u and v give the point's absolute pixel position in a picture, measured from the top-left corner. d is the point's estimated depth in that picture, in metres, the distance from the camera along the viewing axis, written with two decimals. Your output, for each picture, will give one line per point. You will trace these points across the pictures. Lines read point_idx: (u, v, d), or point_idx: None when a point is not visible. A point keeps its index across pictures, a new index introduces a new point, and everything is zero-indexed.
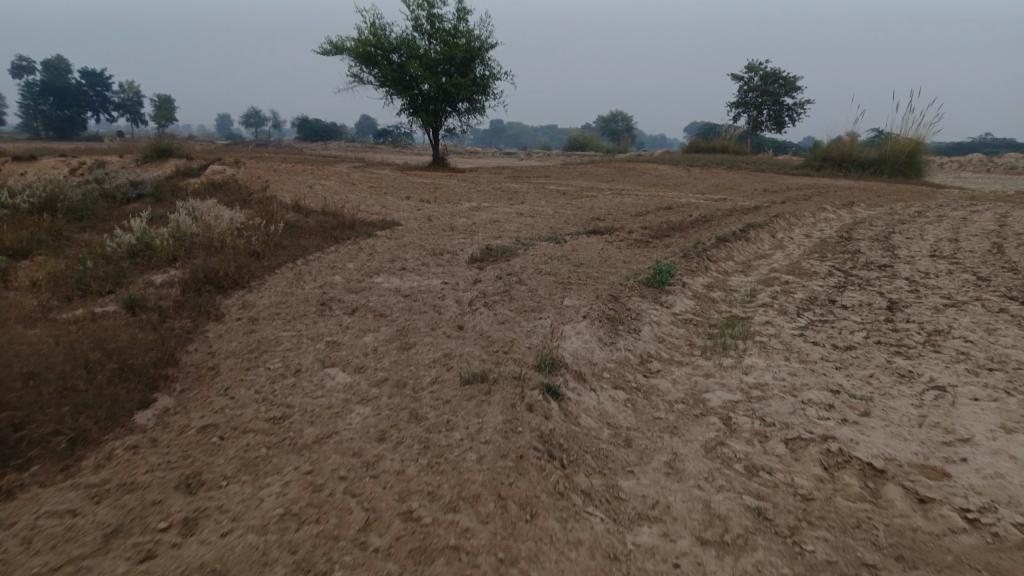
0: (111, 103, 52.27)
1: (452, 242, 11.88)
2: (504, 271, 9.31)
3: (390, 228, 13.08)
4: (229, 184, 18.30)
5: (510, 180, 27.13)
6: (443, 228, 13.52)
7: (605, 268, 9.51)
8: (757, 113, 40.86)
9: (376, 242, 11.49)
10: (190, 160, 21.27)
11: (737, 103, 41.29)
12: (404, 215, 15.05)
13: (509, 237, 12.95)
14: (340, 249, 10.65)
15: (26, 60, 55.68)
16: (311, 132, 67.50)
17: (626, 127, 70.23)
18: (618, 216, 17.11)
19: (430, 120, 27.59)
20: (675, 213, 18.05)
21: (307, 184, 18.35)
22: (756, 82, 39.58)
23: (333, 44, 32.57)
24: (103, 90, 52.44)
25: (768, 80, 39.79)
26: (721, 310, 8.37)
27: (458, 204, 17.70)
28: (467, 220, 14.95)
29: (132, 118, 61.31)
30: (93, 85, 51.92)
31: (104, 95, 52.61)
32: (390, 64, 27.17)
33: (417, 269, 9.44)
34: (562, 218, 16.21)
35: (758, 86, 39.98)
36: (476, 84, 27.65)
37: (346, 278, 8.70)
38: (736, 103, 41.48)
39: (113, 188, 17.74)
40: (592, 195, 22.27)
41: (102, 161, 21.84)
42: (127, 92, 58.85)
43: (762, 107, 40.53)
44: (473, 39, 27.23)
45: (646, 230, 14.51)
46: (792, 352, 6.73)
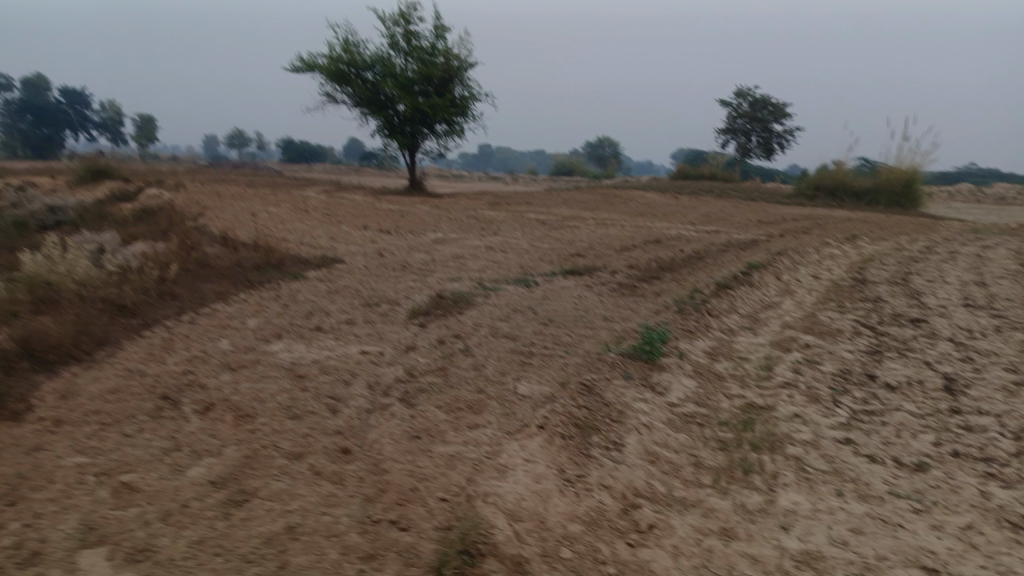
0: (90, 121, 50.22)
1: (395, 287, 9.72)
2: (449, 334, 7.16)
3: (327, 266, 10.91)
4: (160, 210, 16.05)
5: (487, 207, 25.10)
6: (393, 267, 11.38)
7: (579, 330, 7.37)
8: (746, 139, 39.26)
9: (301, 287, 9.32)
10: (129, 182, 19.04)
11: (725, 129, 39.72)
12: (352, 249, 12.93)
13: (468, 279, 10.82)
14: (249, 298, 8.45)
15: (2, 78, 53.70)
16: (294, 154, 65.43)
17: (613, 152, 68.65)
18: (601, 251, 15.06)
19: (403, 143, 25.53)
20: (665, 248, 16.04)
21: (251, 211, 16.14)
22: (745, 108, 38.07)
23: (304, 62, 30.66)
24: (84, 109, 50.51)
25: (757, 106, 38.22)
26: (732, 395, 6.24)
27: (421, 235, 15.57)
28: (424, 256, 12.83)
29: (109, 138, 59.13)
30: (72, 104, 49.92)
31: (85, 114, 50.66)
32: (361, 82, 25.15)
33: (335, 328, 7.26)
34: (537, 253, 14.13)
35: (748, 112, 38.37)
36: (454, 105, 25.66)
37: (233, 344, 6.51)
38: (725, 129, 39.89)
39: (26, 212, 15.50)
40: (576, 226, 20.20)
41: (32, 182, 19.55)
42: (108, 111, 56.73)
43: (752, 133, 38.93)
44: (452, 58, 25.29)
45: (632, 270, 12.46)
46: (844, 480, 4.63)
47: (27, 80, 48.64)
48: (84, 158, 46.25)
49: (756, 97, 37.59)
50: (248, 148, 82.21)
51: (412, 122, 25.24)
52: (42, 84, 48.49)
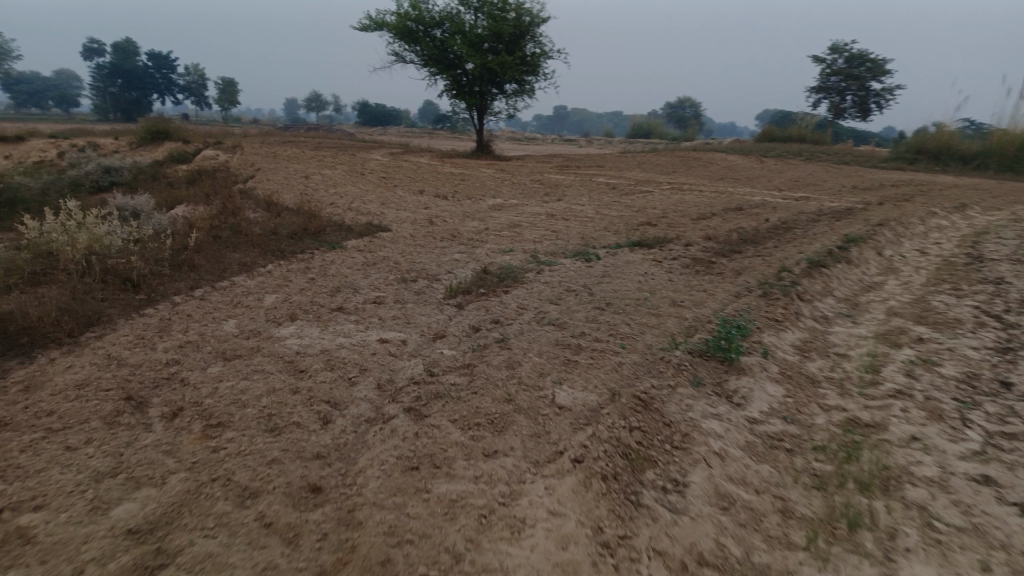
0: (176, 85, 51.11)
1: (438, 260, 8.76)
2: (485, 321, 6.14)
3: (370, 235, 10.06)
4: (214, 174, 15.58)
5: (555, 171, 23.86)
6: (441, 236, 10.44)
7: (641, 317, 6.22)
8: (839, 99, 36.33)
9: (334, 258, 8.48)
10: (189, 144, 18.74)
11: (816, 88, 36.90)
12: (402, 216, 12.06)
13: (521, 251, 9.78)
14: (273, 271, 7.66)
15: (94, 44, 55.29)
16: (370, 117, 65.36)
17: (694, 114, 65.56)
18: (675, 220, 13.70)
19: (471, 103, 24.41)
20: (747, 217, 14.51)
21: (304, 174, 15.48)
22: (839, 65, 35.14)
23: (374, 21, 29.78)
24: (171, 74, 51.46)
25: (853, 63, 35.29)
26: (828, 406, 5.00)
27: (478, 201, 14.58)
28: (477, 224, 11.84)
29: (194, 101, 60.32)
30: (160, 68, 50.91)
31: (172, 78, 51.58)
32: (430, 40, 24.07)
33: (357, 309, 6.36)
34: (603, 222, 12.92)
35: (842, 69, 35.48)
36: (524, 63, 24.31)
37: (237, 327, 5.69)
38: (816, 88, 37.04)
39: (83, 175, 15.29)
40: (648, 191, 18.76)
41: (97, 144, 19.52)
42: (193, 75, 57.79)
43: (846, 92, 35.96)
44: (524, 13, 23.84)
45: (709, 242, 11.12)
46: (990, 544, 3.40)
47: (118, 45, 49.76)
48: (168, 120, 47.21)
49: (851, 53, 34.62)
50: (326, 111, 82.73)
51: (480, 82, 24.06)
52: (132, 48, 49.48)
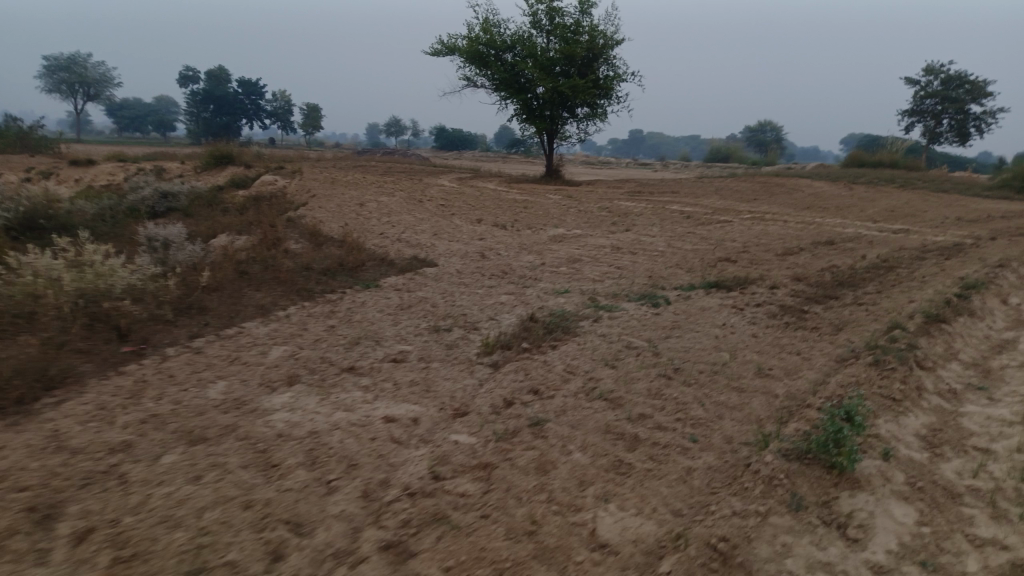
0: (263, 111, 52.50)
1: (481, 303, 7.68)
2: (522, 392, 4.99)
3: (412, 271, 9.09)
4: (268, 201, 15.04)
5: (626, 197, 22.55)
6: (491, 273, 9.38)
7: (717, 392, 4.94)
8: (935, 123, 33.71)
9: (365, 300, 7.52)
10: (250, 169, 18.40)
11: (910, 111, 34.39)
12: (453, 248, 11.09)
13: (578, 293, 8.60)
14: (291, 315, 6.73)
15: (188, 71, 57.52)
16: (445, 142, 65.48)
17: (776, 137, 62.96)
18: (758, 256, 12.24)
19: (541, 128, 23.41)
20: (841, 254, 12.90)
21: (358, 201, 14.75)
22: (935, 86, 32.61)
23: (445, 45, 29.30)
24: (257, 99, 52.84)
25: (950, 85, 32.79)
26: (982, 538, 3.60)
27: (539, 232, 13.49)
28: (534, 259, 10.73)
29: (278, 126, 61.83)
30: (248, 93, 52.37)
31: (258, 103, 53.00)
32: (501, 64, 23.24)
33: (372, 369, 5.32)
34: (676, 257, 11.60)
35: (938, 91, 32.95)
36: (597, 86, 23.18)
37: (221, 393, 4.74)
38: (910, 111, 34.52)
39: (139, 199, 15.00)
40: (728, 221, 17.24)
41: (163, 168, 19.44)
42: (279, 101, 59.27)
43: (942, 116, 33.33)
44: (599, 35, 22.77)
45: (798, 285, 9.67)
46: None
47: (209, 73, 51.52)
48: (252, 145, 48.32)
49: (949, 73, 32.09)
50: (404, 136, 83.70)
51: (551, 106, 23.04)
52: (224, 75, 51.32)
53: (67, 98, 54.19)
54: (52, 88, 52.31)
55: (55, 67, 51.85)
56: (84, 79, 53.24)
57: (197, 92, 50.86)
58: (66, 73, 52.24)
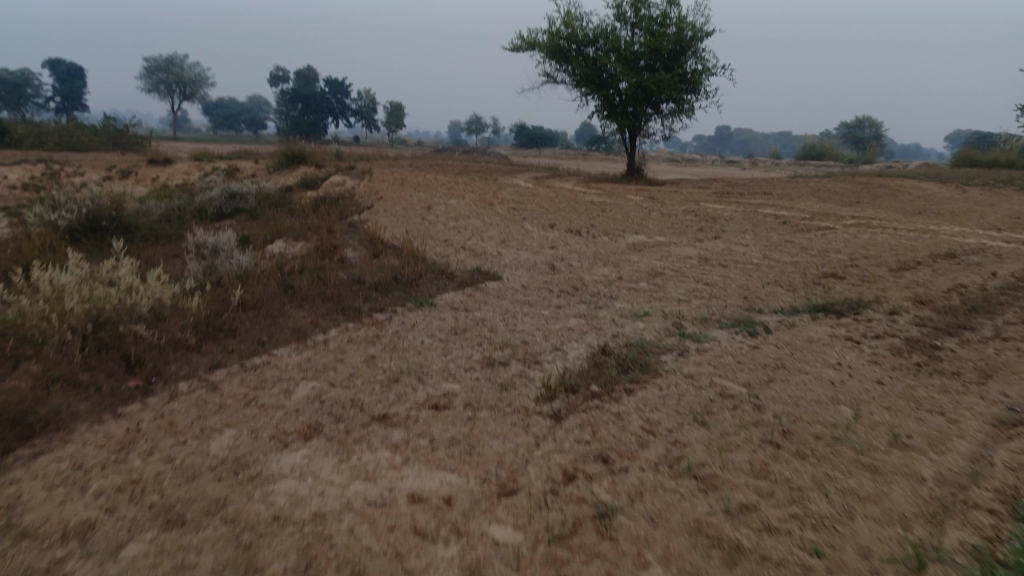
0: (349, 109, 53.21)
1: (547, 329, 6.71)
2: (586, 459, 4.00)
3: (473, 286, 8.21)
4: (335, 203, 14.51)
5: (714, 199, 21.06)
6: (561, 290, 8.40)
7: (841, 473, 3.81)
8: None
9: (416, 322, 6.67)
10: (322, 168, 18.02)
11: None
12: (521, 258, 10.18)
13: (660, 316, 7.51)
14: (330, 341, 5.96)
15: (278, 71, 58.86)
16: (526, 139, 64.69)
17: (874, 134, 59.20)
18: (866, 272, 10.78)
19: (623, 125, 22.17)
20: (964, 271, 11.26)
21: (427, 204, 14.02)
22: None
23: (525, 41, 28.39)
24: (343, 97, 53.52)
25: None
26: None
27: (617, 240, 12.39)
28: (610, 272, 9.68)
29: (362, 124, 62.53)
30: (335, 92, 53.11)
31: (344, 102, 53.68)
32: (582, 58, 22.12)
33: (408, 418, 4.43)
34: (772, 272, 10.30)
35: None
36: (684, 81, 21.74)
37: (223, 448, 3.96)
38: None
39: (208, 201, 14.74)
40: (828, 228, 15.64)
41: (238, 168, 19.34)
42: (364, 99, 59.96)
43: None
44: (687, 27, 21.35)
45: (919, 311, 8.26)
46: None
47: (298, 72, 52.52)
48: (336, 142, 48.92)
49: None
50: (485, 134, 83.52)
51: (634, 102, 21.76)
52: (313, 74, 52.27)
53: (165, 97, 56.46)
54: (153, 88, 54.65)
55: (156, 68, 54.08)
56: (182, 79, 55.35)
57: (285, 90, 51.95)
58: (166, 73, 54.46)
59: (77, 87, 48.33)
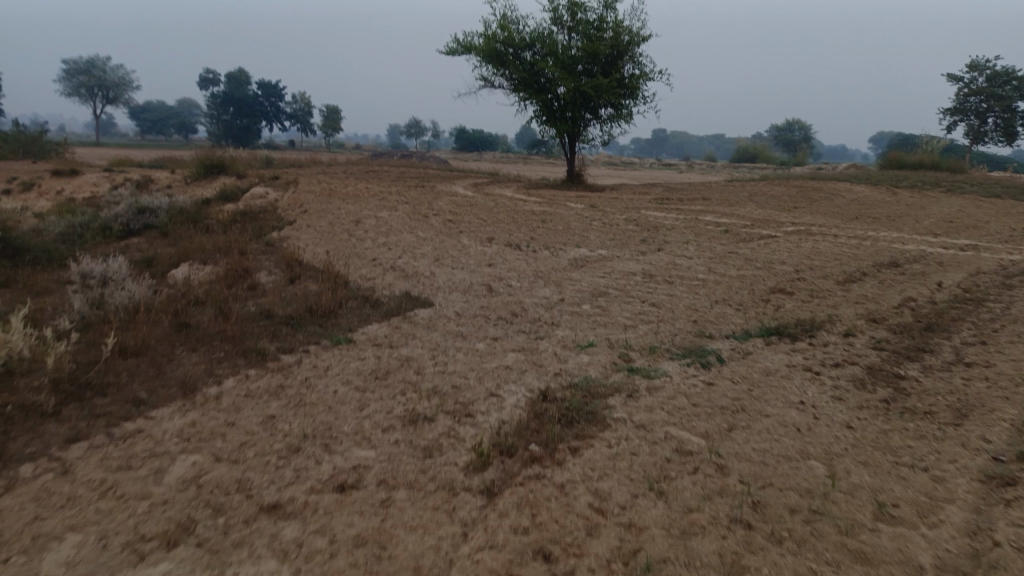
0: (284, 113, 51.40)
1: (481, 367, 5.94)
2: (524, 559, 3.25)
3: (399, 316, 7.38)
4: (255, 218, 13.42)
5: (655, 206, 20.69)
6: (498, 317, 7.66)
7: (827, 569, 3.16)
8: (978, 122, 31.36)
9: (330, 366, 5.81)
10: (244, 179, 16.82)
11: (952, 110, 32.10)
12: (455, 279, 9.40)
13: (606, 346, 6.83)
14: (224, 396, 5.06)
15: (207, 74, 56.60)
16: (466, 143, 63.85)
17: (804, 137, 60.57)
18: (814, 286, 10.38)
19: (562, 131, 21.59)
20: (909, 283, 11.01)
21: (355, 217, 13.10)
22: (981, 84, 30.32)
23: (460, 44, 27.61)
24: (277, 101, 51.71)
25: (995, 81, 30.38)
26: None
27: (558, 255, 11.74)
28: (550, 293, 8.98)
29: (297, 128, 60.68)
30: (268, 96, 51.29)
31: (277, 106, 51.88)
32: (519, 63, 21.47)
33: (305, 508, 3.61)
34: (720, 289, 9.78)
35: (983, 88, 30.61)
36: (622, 86, 21.31)
37: (57, 567, 3.08)
38: (952, 110, 32.18)
39: (114, 217, 13.47)
40: (771, 237, 15.34)
41: (152, 179, 17.93)
42: (299, 103, 58.17)
43: (987, 115, 30.96)
44: (624, 31, 20.94)
45: (874, 332, 7.82)
46: None
47: (228, 75, 50.51)
48: (269, 147, 47.05)
49: (995, 70, 29.84)
50: (424, 137, 82.38)
51: (573, 107, 21.22)
52: (244, 78, 50.35)
53: (86, 101, 53.44)
54: (72, 92, 51.63)
55: (75, 70, 51.26)
56: (104, 83, 52.50)
57: (215, 94, 49.81)
58: (87, 76, 51.62)
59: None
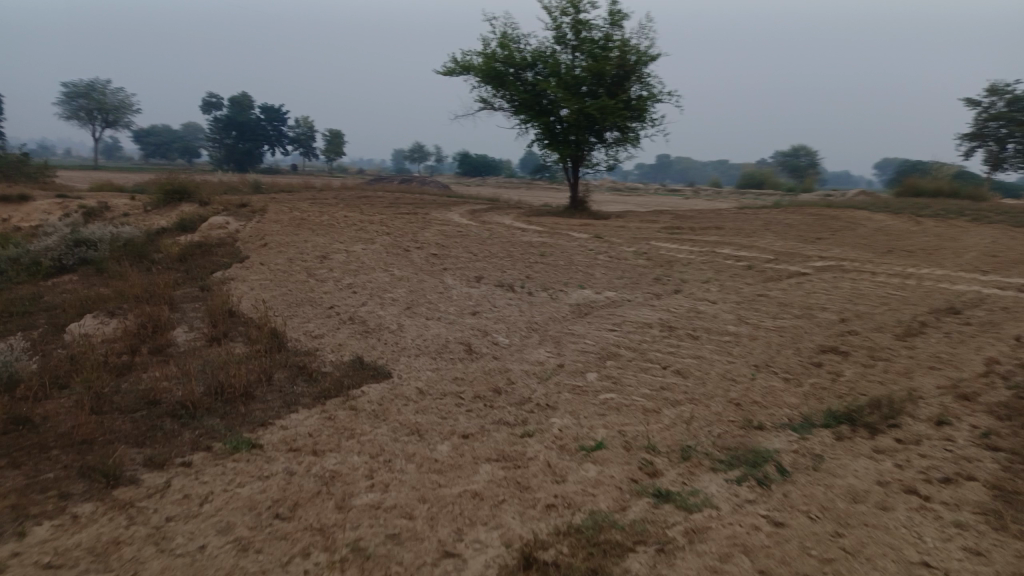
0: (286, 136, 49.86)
1: (438, 494, 4.02)
2: None
3: (340, 397, 5.46)
4: (207, 253, 11.55)
5: (665, 236, 18.82)
6: (474, 397, 5.72)
7: None
8: (998, 147, 29.49)
9: (210, 495, 3.91)
10: (207, 207, 14.99)
11: (971, 135, 30.23)
12: (426, 334, 7.49)
13: (620, 447, 4.90)
14: (11, 571, 3.16)
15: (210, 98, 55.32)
16: (468, 168, 62.27)
17: (812, 163, 58.83)
18: (871, 343, 8.45)
19: (565, 155, 19.76)
20: (981, 337, 9.04)
21: (322, 252, 11.24)
22: (1002, 107, 28.45)
23: (459, 63, 25.99)
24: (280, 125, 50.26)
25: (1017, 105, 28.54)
26: None
27: (558, 299, 9.83)
28: (546, 354, 7.05)
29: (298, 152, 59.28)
30: (270, 120, 49.78)
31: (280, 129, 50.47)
32: (519, 83, 19.76)
33: None
34: (757, 348, 7.84)
35: (1003, 112, 28.71)
36: (629, 108, 19.54)
37: None
38: (971, 134, 30.28)
39: (44, 252, 11.63)
40: (802, 274, 13.39)
41: (109, 206, 16.14)
42: (302, 127, 56.81)
43: (1008, 140, 29.07)
44: (632, 49, 19.24)
45: (975, 418, 5.85)
46: None
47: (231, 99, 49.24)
48: (265, 171, 45.46)
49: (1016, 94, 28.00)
50: (428, 162, 81.04)
51: (577, 130, 19.43)
52: (248, 101, 49.10)
53: (85, 125, 52.00)
54: (71, 115, 50.12)
55: (73, 93, 49.90)
56: (105, 106, 51.11)
57: (215, 118, 48.43)
58: (85, 100, 50.21)
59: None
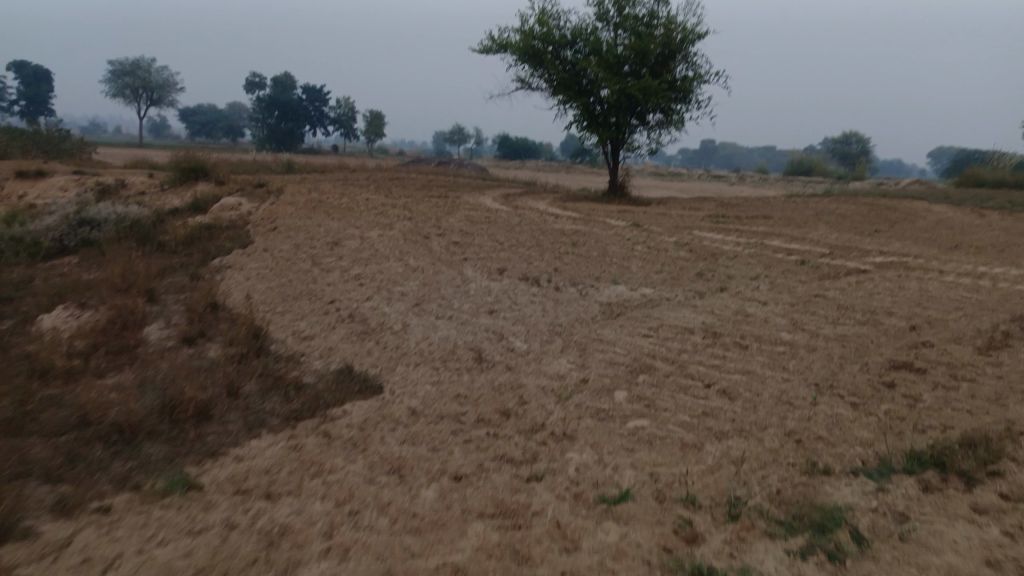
0: (327, 117, 49.33)
1: (408, 568, 3.08)
2: None
3: (313, 420, 4.56)
4: (213, 236, 10.78)
5: (709, 225, 17.60)
6: (475, 422, 4.77)
7: None
8: None
9: (117, 560, 3.05)
10: (223, 186, 14.26)
11: None
12: (433, 337, 6.55)
13: (650, 499, 3.90)
14: None
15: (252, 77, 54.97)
16: (508, 150, 61.12)
17: (864, 150, 56.30)
18: (949, 358, 7.26)
19: (604, 138, 18.57)
20: None
21: (334, 237, 10.39)
22: None
23: (496, 41, 24.85)
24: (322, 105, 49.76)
25: None
26: None
27: (588, 297, 8.81)
28: (567, 366, 6.06)
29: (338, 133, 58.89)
30: (312, 100, 49.29)
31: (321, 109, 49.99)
32: (558, 62, 18.59)
33: None
34: (816, 362, 6.73)
35: None
36: (673, 89, 18.26)
37: None
38: None
39: (46, 232, 11.00)
40: (860, 272, 12.12)
41: (127, 183, 15.54)
42: (342, 107, 56.33)
43: None
44: (679, 26, 17.91)
45: None
46: None
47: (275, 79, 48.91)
48: (303, 152, 45.03)
49: None
50: (468, 143, 79.97)
51: (618, 113, 18.22)
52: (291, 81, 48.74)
53: (130, 103, 52.08)
54: (117, 93, 50.25)
55: (120, 71, 49.83)
56: (149, 84, 51.00)
57: (257, 97, 48.11)
58: (131, 78, 50.22)
59: (41, 90, 43.50)
